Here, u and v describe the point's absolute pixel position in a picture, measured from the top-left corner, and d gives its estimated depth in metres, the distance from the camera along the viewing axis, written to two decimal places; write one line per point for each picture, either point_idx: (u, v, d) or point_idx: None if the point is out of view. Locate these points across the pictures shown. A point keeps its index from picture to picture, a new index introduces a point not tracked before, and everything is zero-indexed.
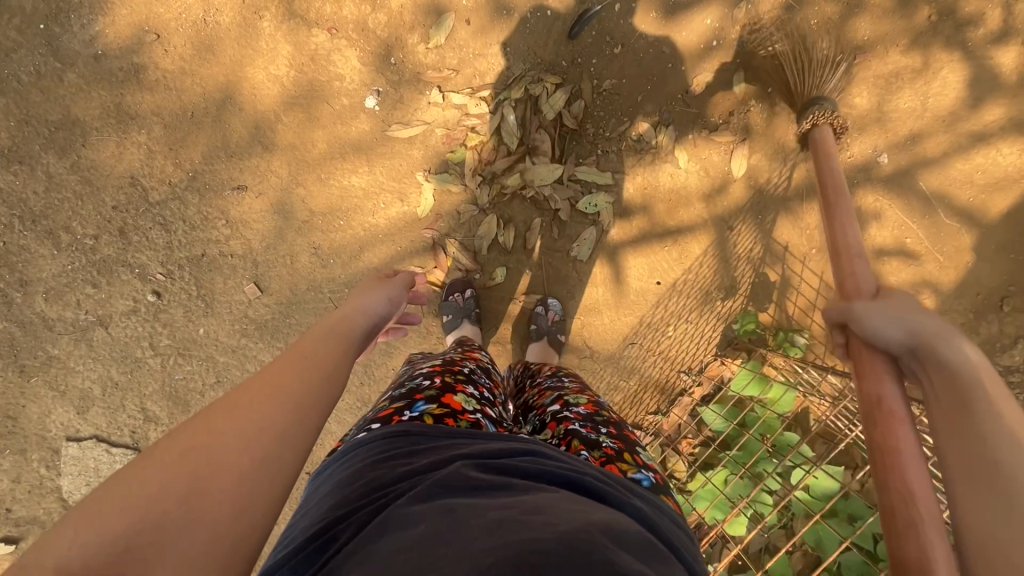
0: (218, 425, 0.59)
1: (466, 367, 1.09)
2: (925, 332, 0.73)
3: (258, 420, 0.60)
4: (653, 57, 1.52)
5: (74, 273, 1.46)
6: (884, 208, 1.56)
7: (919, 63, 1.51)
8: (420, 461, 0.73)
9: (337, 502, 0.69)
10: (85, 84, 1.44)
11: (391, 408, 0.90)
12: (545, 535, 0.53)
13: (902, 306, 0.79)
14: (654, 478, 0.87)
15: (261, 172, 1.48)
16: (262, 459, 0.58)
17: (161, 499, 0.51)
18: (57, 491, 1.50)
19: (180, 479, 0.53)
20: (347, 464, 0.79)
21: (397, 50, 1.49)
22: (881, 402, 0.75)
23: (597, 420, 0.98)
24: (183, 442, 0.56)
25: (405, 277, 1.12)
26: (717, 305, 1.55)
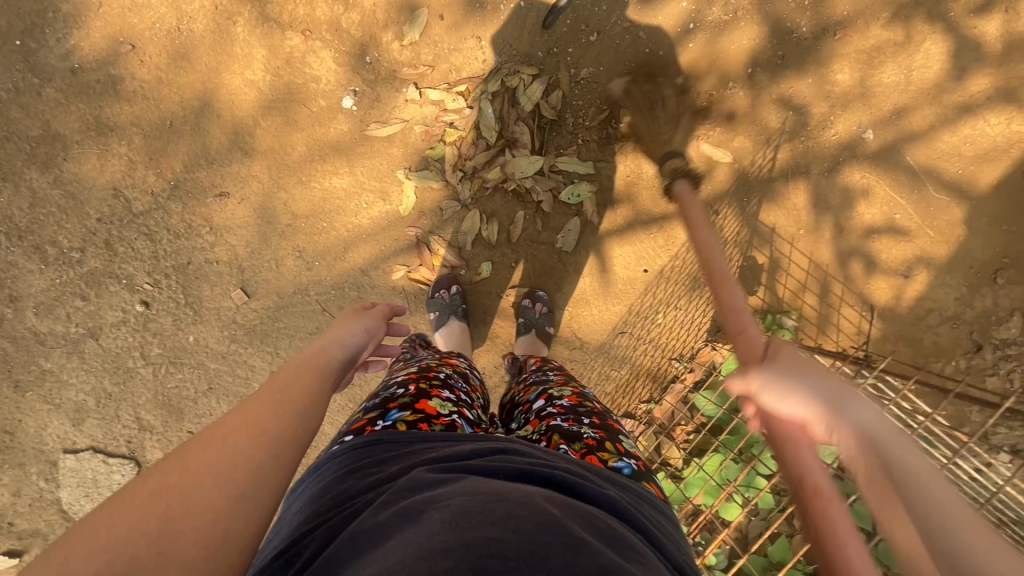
0: (192, 462, 0.56)
1: (442, 372, 1.08)
2: (834, 395, 0.71)
3: (234, 455, 0.58)
4: (629, 43, 1.51)
5: (62, 287, 1.47)
6: (872, 185, 1.54)
7: (901, 36, 1.48)
8: (390, 466, 0.72)
9: (305, 517, 0.68)
10: (63, 98, 1.44)
11: (365, 420, 0.89)
12: (506, 535, 0.52)
13: (804, 363, 0.76)
14: (634, 466, 0.87)
15: (243, 178, 1.48)
16: (237, 494, 0.55)
17: (128, 543, 0.48)
18: (57, 503, 1.51)
19: (148, 522, 0.50)
20: (319, 478, 0.78)
21: (372, 49, 1.48)
22: (804, 484, 0.71)
23: (579, 412, 0.97)
24: (154, 482, 0.53)
25: (385, 309, 0.98)
26: (706, 290, 1.53)
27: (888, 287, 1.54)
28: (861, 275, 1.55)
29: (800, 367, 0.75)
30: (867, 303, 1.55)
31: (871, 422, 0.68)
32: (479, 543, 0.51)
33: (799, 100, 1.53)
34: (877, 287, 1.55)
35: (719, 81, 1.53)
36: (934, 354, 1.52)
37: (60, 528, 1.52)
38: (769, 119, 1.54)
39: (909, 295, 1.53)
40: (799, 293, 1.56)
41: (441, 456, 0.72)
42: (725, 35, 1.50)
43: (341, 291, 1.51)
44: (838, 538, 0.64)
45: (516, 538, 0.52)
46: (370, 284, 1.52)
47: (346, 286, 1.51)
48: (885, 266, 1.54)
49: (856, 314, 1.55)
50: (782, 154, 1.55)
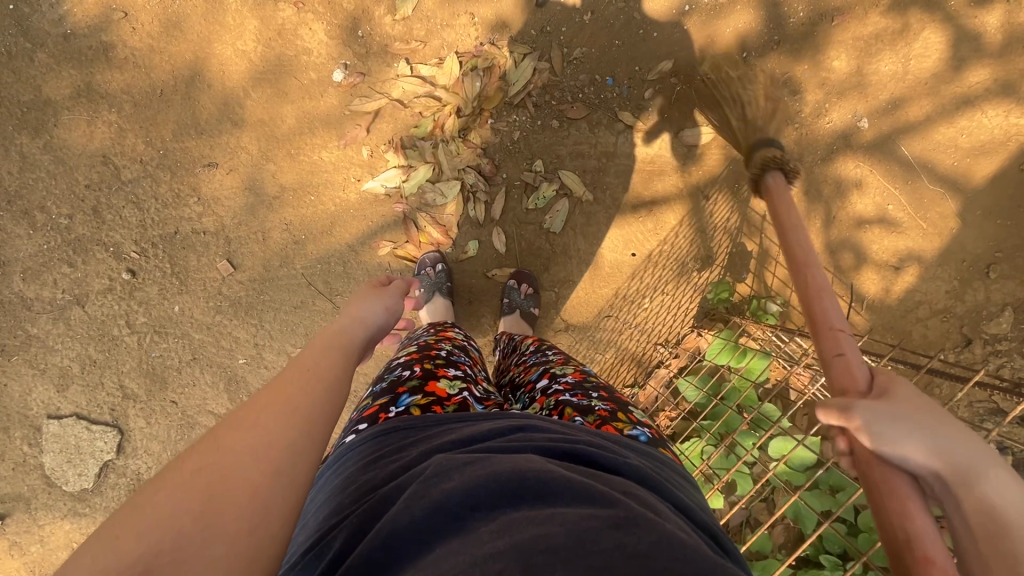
0: (228, 441, 0.53)
1: (444, 348, 1.08)
2: (957, 453, 0.57)
3: (266, 432, 0.55)
4: (622, 23, 1.50)
5: (50, 252, 1.48)
6: (866, 174, 1.52)
7: (899, 24, 1.46)
8: (409, 453, 0.71)
9: (332, 510, 0.67)
10: (55, 63, 1.44)
11: (375, 407, 0.89)
12: (553, 529, 0.51)
13: (925, 406, 0.62)
14: (648, 433, 0.87)
15: (231, 149, 1.48)
16: (273, 472, 0.52)
17: (173, 521, 0.46)
18: (40, 468, 1.51)
19: (190, 501, 0.47)
20: (341, 468, 0.77)
21: (364, 23, 1.48)
22: (900, 535, 0.57)
23: (587, 387, 0.97)
24: (190, 463, 0.51)
25: (400, 284, 1.01)
26: (694, 276, 1.54)
27: (878, 280, 1.53)
28: (850, 265, 1.53)
29: (907, 411, 0.62)
30: (857, 295, 1.53)
31: (1007, 501, 0.53)
32: (528, 541, 0.50)
33: (793, 87, 1.52)
34: (868, 279, 1.53)
35: (712, 67, 1.52)
36: (923, 347, 1.50)
37: (43, 493, 1.52)
38: None
39: (900, 287, 1.52)
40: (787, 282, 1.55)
41: (463, 440, 0.71)
42: (721, 18, 1.50)
43: (327, 265, 1.51)
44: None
45: (563, 530, 0.51)
46: (356, 260, 1.52)
47: (332, 260, 1.51)
48: (876, 258, 1.53)
49: (844, 304, 1.53)
50: None
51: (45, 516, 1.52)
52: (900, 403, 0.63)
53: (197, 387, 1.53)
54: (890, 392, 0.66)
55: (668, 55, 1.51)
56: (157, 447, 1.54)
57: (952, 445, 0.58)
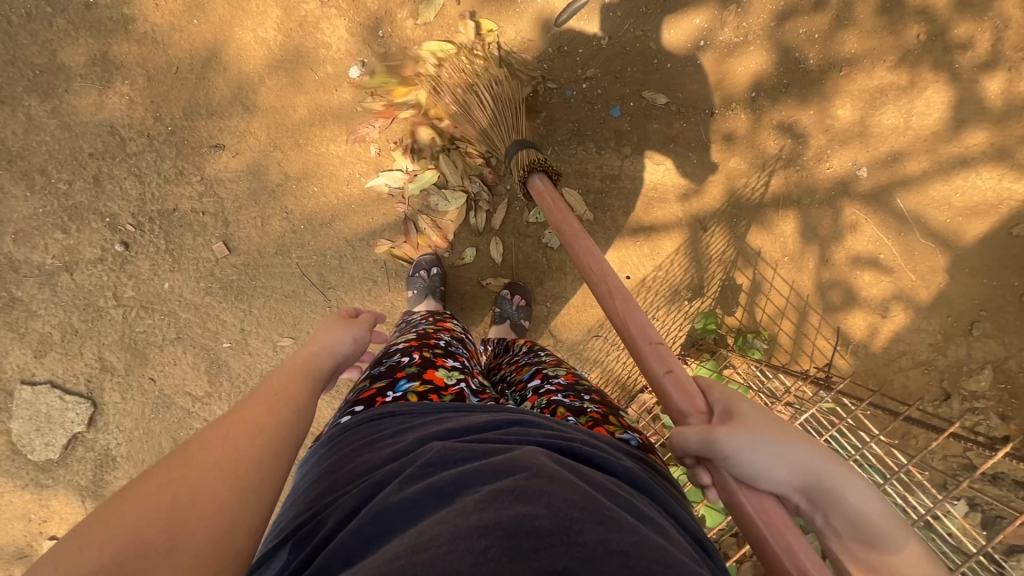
0: (195, 457, 0.54)
1: (442, 339, 1.09)
2: (815, 470, 0.61)
3: (237, 454, 0.56)
4: (638, 52, 1.53)
5: (45, 217, 1.47)
6: (861, 222, 1.55)
7: (905, 81, 1.50)
8: (405, 438, 0.71)
9: (322, 490, 0.67)
10: (73, 29, 1.45)
11: (373, 390, 0.89)
12: (538, 511, 0.52)
13: (768, 424, 0.65)
14: (639, 439, 0.87)
15: (240, 133, 1.49)
16: (240, 486, 0.53)
17: (138, 532, 0.46)
18: (7, 433, 1.48)
19: (159, 512, 0.48)
20: (333, 450, 0.77)
21: (386, 24, 1.50)
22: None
23: (579, 389, 0.98)
24: (160, 475, 0.51)
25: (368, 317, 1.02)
26: (684, 305, 1.57)
27: (866, 324, 1.56)
28: (839, 309, 1.57)
29: (758, 426, 0.64)
30: (843, 339, 1.56)
31: (866, 508, 0.60)
32: (512, 520, 0.51)
33: (798, 130, 1.56)
34: (855, 326, 1.56)
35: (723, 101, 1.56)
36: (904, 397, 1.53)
37: (5, 459, 1.49)
38: (767, 143, 1.56)
39: (886, 336, 1.55)
40: (776, 320, 1.57)
41: (457, 429, 0.72)
42: (734, 57, 1.54)
43: (323, 257, 1.51)
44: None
45: (549, 514, 0.52)
46: (352, 255, 1.51)
47: (329, 253, 1.51)
48: (864, 306, 1.56)
49: (829, 346, 1.57)
50: (776, 180, 1.57)
51: (5, 484, 1.50)
52: (758, 429, 0.64)
53: (177, 366, 1.51)
54: (733, 411, 0.70)
55: (666, 90, 1.55)
56: (130, 423, 1.51)
57: (814, 464, 0.61)
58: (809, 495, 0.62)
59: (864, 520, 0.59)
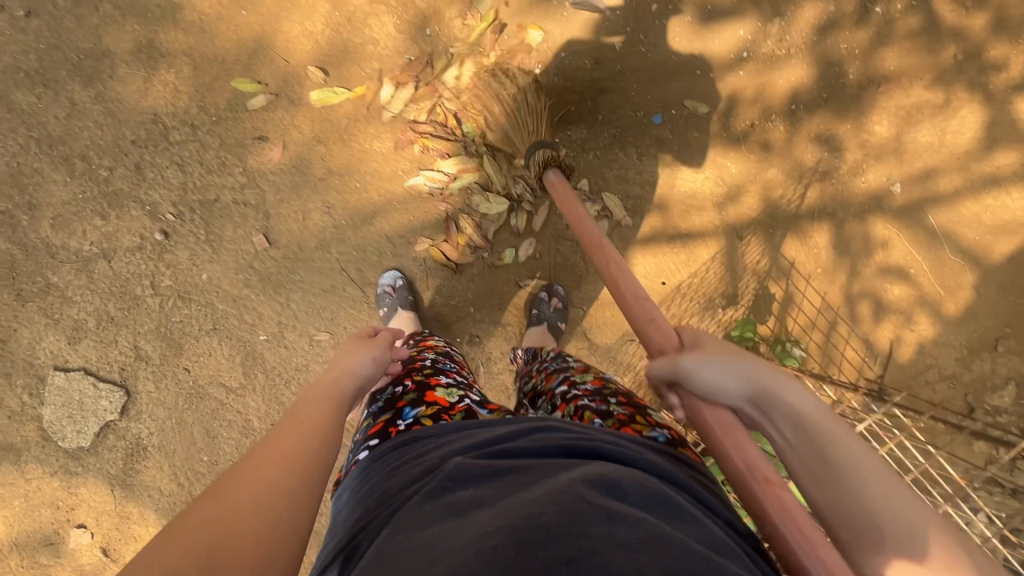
0: (229, 496, 0.58)
1: (427, 359, 1.07)
2: (760, 376, 0.71)
3: (268, 488, 0.60)
4: (682, 62, 1.54)
5: (84, 202, 1.46)
6: (892, 237, 1.57)
7: (940, 99, 1.52)
8: (430, 456, 0.73)
9: (358, 514, 0.69)
10: (120, 16, 1.44)
11: (380, 424, 0.90)
12: (546, 508, 0.54)
13: (722, 348, 0.76)
14: (669, 434, 0.87)
15: (285, 126, 1.49)
16: (273, 518, 0.57)
17: (180, 569, 0.50)
18: (38, 420, 1.48)
19: (198, 551, 0.52)
20: (362, 478, 0.79)
21: (434, 23, 1.50)
22: (753, 472, 0.68)
23: (606, 393, 1.00)
24: (197, 517, 0.55)
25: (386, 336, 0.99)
26: (719, 312, 1.59)
27: (894, 336, 1.58)
28: (869, 320, 1.58)
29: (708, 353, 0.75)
30: (873, 350, 1.58)
31: (799, 402, 0.67)
32: (521, 520, 0.53)
33: (835, 143, 1.58)
34: (884, 338, 1.58)
35: (764, 111, 1.58)
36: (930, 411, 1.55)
37: (36, 446, 1.48)
38: (803, 155, 1.58)
39: (913, 349, 1.57)
40: (807, 330, 1.58)
41: (475, 445, 0.73)
42: (777, 69, 1.55)
43: (363, 253, 1.51)
44: (792, 532, 0.61)
45: (555, 510, 0.54)
46: (392, 253, 1.52)
47: (368, 249, 1.51)
48: (892, 318, 1.58)
49: (858, 357, 1.57)
50: (811, 193, 1.59)
51: (35, 470, 1.49)
52: (712, 353, 0.76)
53: (213, 357, 1.51)
54: (698, 342, 0.81)
55: (708, 99, 1.57)
56: (162, 413, 1.51)
57: (754, 371, 0.71)
58: (757, 403, 0.71)
59: (802, 416, 0.66)
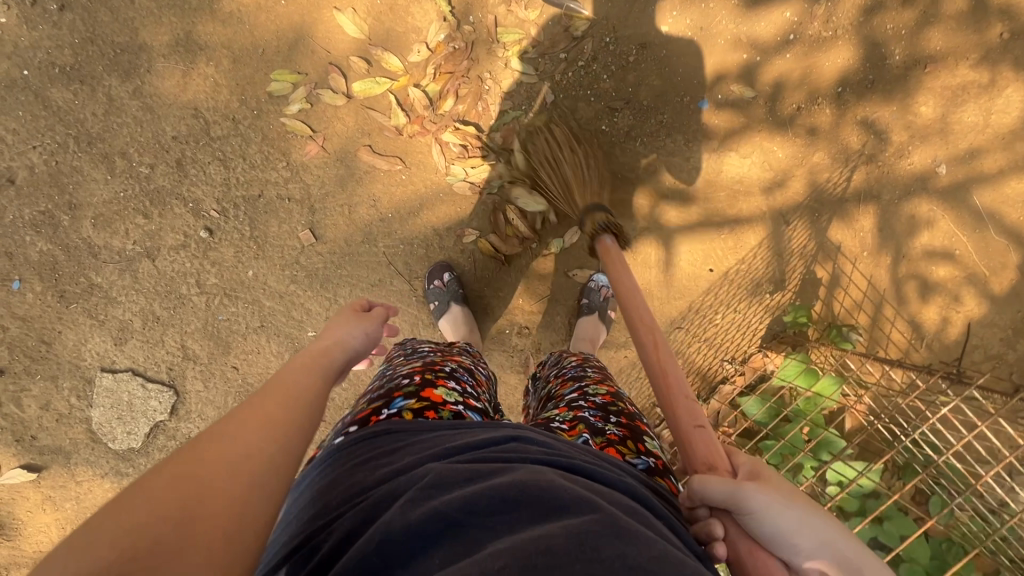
0: (209, 455, 0.52)
1: (448, 365, 1.03)
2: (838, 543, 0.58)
3: (246, 456, 0.53)
4: (729, 45, 1.51)
5: (125, 201, 1.43)
6: (937, 218, 1.52)
7: (986, 79, 1.45)
8: (401, 458, 0.67)
9: (316, 513, 0.63)
10: (156, 8, 1.41)
11: (368, 409, 0.87)
12: (554, 531, 0.50)
13: (794, 493, 0.62)
14: (652, 464, 0.82)
15: (327, 118, 1.46)
16: (249, 486, 0.51)
17: (150, 526, 0.44)
18: (86, 422, 1.47)
19: (170, 507, 0.46)
20: (326, 471, 0.73)
21: (476, 9, 1.46)
22: None
23: (610, 410, 0.93)
24: (174, 469, 0.49)
25: (381, 313, 0.91)
26: (766, 297, 1.59)
27: (937, 315, 1.54)
28: (915, 299, 1.55)
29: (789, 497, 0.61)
30: (919, 331, 1.55)
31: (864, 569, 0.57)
32: (530, 542, 0.49)
33: (880, 126, 1.52)
34: (930, 318, 1.55)
35: (810, 93, 1.53)
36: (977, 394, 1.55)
37: (86, 449, 1.48)
38: (849, 139, 1.54)
39: (962, 330, 1.53)
40: (853, 312, 1.57)
41: (452, 448, 0.67)
42: (823, 52, 1.50)
43: (410, 246, 1.50)
44: None
45: (564, 533, 0.49)
46: (439, 245, 1.51)
47: (415, 242, 1.50)
48: (939, 299, 1.54)
49: (904, 340, 1.55)
50: (857, 176, 1.55)
51: (85, 472, 1.48)
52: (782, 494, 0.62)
53: (260, 355, 1.49)
54: (761, 471, 0.67)
55: (754, 83, 1.53)
56: (211, 412, 1.50)
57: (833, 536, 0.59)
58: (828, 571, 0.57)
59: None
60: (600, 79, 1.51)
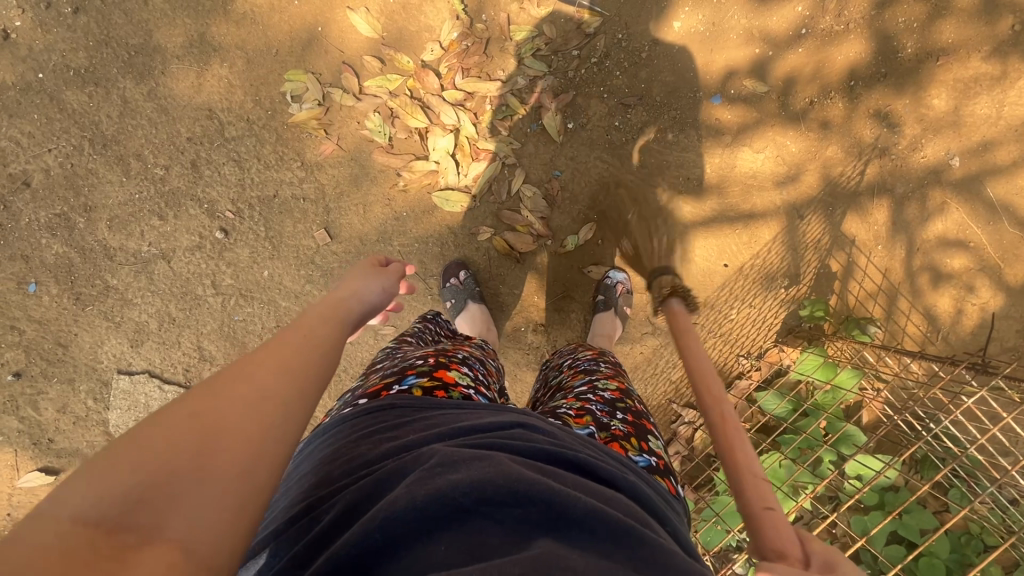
0: (225, 390, 0.51)
1: (461, 352, 1.03)
2: None
3: (267, 392, 0.53)
4: (742, 41, 1.51)
5: (140, 203, 1.43)
6: (950, 209, 1.52)
7: (998, 71, 1.44)
8: (408, 435, 0.67)
9: (318, 482, 0.64)
10: (171, 10, 1.42)
11: (380, 385, 0.87)
12: (569, 555, 0.49)
13: None
14: (653, 463, 0.81)
15: (342, 117, 1.46)
16: (266, 424, 0.50)
17: (167, 454, 0.44)
18: (103, 424, 1.47)
19: (187, 439, 0.46)
20: (330, 442, 0.74)
21: (489, 7, 1.46)
22: None
23: (617, 407, 0.91)
24: (190, 403, 0.49)
25: (398, 267, 1.00)
26: (781, 292, 1.58)
27: (952, 306, 1.54)
28: (931, 292, 1.54)
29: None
30: (934, 323, 1.54)
31: None
32: (544, 554, 0.48)
33: (893, 120, 1.51)
34: (943, 308, 1.55)
35: (822, 87, 1.53)
36: None
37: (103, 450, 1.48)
38: (863, 133, 1.53)
39: (977, 322, 1.52)
40: (868, 307, 1.56)
41: (459, 429, 0.67)
42: (834, 46, 1.50)
43: (425, 245, 1.50)
44: None
45: (580, 560, 0.49)
46: (454, 243, 1.51)
47: (430, 240, 1.50)
48: (952, 289, 1.54)
49: (920, 333, 1.55)
50: (871, 169, 1.54)
51: None
52: None
53: None
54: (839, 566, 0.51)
55: (766, 78, 1.53)
56: None
57: None
58: None
59: None
60: (614, 75, 1.51)
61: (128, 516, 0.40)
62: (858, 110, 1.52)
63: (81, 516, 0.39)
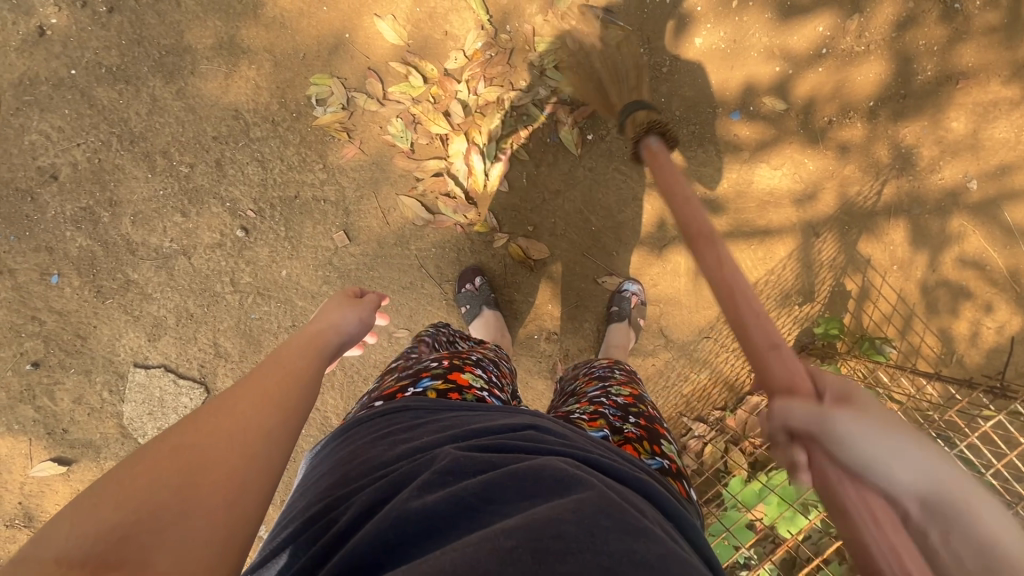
0: (208, 422, 0.53)
1: (475, 354, 1.05)
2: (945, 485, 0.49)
3: (250, 425, 0.55)
4: (763, 59, 1.53)
5: (164, 199, 1.46)
6: (968, 233, 1.53)
7: (1018, 95, 1.46)
8: (422, 437, 0.68)
9: (336, 481, 0.65)
10: (202, 11, 1.45)
11: (395, 387, 0.88)
12: (565, 515, 0.49)
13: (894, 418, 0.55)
14: (666, 464, 0.82)
15: (365, 122, 1.48)
16: (250, 455, 0.52)
17: (152, 493, 0.45)
18: (118, 416, 1.48)
19: (171, 474, 0.47)
20: (344, 445, 0.74)
21: (514, 18, 1.49)
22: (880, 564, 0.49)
23: (630, 411, 0.92)
24: (174, 440, 0.51)
25: (373, 297, 0.99)
26: (796, 309, 1.58)
27: (968, 329, 1.53)
28: (946, 314, 1.54)
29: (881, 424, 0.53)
30: (949, 345, 1.54)
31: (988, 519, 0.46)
32: (540, 522, 0.48)
33: (910, 141, 1.52)
34: (959, 331, 1.54)
35: (842, 107, 1.54)
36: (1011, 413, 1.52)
37: (116, 443, 1.49)
38: (880, 154, 1.54)
39: (991, 345, 1.52)
40: (883, 326, 1.55)
41: (473, 430, 0.68)
42: (855, 66, 1.50)
43: (442, 250, 1.51)
44: None
45: (576, 519, 0.48)
46: (470, 249, 1.52)
47: (447, 246, 1.51)
48: (968, 310, 1.53)
49: (934, 355, 1.54)
50: (888, 190, 1.54)
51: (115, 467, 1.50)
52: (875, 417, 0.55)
53: None
54: (852, 395, 0.59)
55: (787, 96, 1.54)
56: None
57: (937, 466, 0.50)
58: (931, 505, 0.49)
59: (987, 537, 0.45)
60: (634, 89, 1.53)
61: (116, 551, 0.41)
62: (876, 130, 1.53)
63: (65, 556, 0.39)
